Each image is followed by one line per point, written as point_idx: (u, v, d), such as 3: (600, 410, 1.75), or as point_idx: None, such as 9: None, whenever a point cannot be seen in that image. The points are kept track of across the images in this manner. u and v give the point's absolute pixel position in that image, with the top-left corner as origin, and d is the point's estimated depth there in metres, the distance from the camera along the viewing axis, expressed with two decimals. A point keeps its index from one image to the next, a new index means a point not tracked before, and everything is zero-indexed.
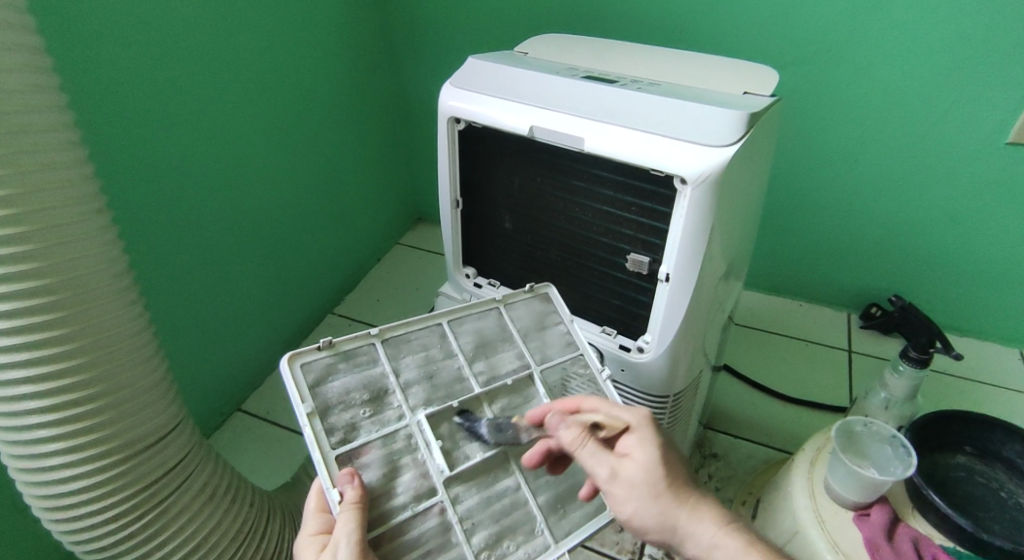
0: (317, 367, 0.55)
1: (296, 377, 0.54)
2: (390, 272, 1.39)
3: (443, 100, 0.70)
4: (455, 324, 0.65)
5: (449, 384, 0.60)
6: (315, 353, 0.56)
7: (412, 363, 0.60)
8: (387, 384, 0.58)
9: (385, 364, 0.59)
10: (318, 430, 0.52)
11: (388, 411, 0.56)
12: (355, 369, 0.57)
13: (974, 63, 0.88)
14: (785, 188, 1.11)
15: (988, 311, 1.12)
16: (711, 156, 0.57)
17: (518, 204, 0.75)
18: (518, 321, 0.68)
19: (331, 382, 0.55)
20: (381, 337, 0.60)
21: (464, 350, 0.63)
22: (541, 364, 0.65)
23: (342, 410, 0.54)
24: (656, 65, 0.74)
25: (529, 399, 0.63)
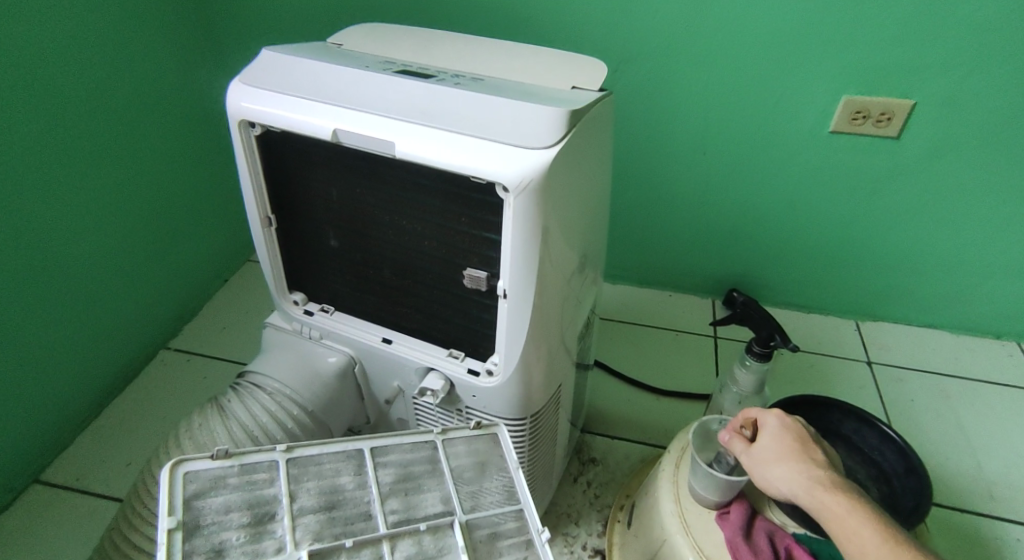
0: (201, 478, 0.41)
1: (173, 484, 0.40)
2: (239, 296, 1.33)
3: (232, 101, 0.60)
4: (386, 449, 0.47)
5: (350, 521, 0.41)
6: (207, 458, 0.42)
7: (312, 492, 0.42)
8: (273, 511, 0.41)
9: (283, 484, 0.42)
10: (174, 551, 0.37)
11: (267, 540, 0.39)
12: (244, 485, 0.42)
13: (794, 55, 0.92)
14: (638, 180, 1.13)
15: (824, 286, 1.23)
16: (531, 159, 0.50)
17: (341, 219, 0.67)
18: (457, 458, 0.47)
19: (211, 498, 0.40)
20: (287, 452, 0.44)
21: (382, 482, 0.44)
22: (468, 513, 0.43)
23: (215, 532, 0.39)
24: (485, 56, 0.66)
25: (442, 553, 0.41)
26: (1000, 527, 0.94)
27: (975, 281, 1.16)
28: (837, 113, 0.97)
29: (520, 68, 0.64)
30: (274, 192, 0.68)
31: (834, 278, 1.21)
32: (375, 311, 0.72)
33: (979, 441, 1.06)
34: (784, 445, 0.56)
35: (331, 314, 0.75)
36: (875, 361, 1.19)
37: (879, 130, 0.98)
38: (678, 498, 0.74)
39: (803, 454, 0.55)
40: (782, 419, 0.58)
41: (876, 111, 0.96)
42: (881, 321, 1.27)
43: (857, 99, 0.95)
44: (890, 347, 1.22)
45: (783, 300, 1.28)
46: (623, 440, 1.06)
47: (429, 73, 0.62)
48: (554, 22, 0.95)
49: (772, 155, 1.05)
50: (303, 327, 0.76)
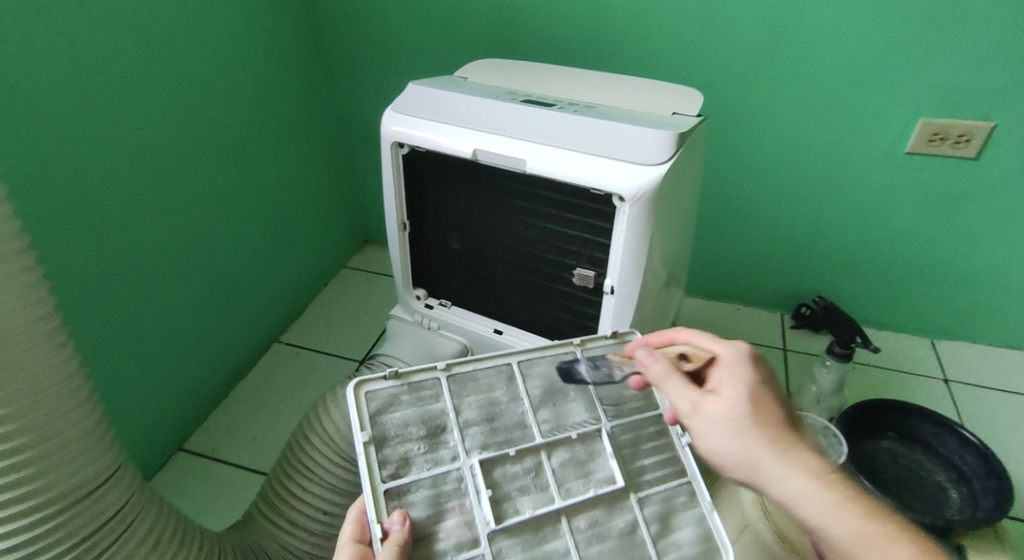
0: (381, 397, 0.51)
1: (360, 403, 0.50)
2: (337, 295, 1.42)
3: (386, 125, 0.73)
4: (528, 365, 0.57)
5: (510, 430, 0.52)
6: (382, 381, 0.52)
7: (473, 405, 0.53)
8: (445, 422, 0.51)
9: (448, 401, 0.53)
10: (372, 461, 0.48)
11: (442, 450, 0.50)
12: (416, 404, 0.52)
13: (872, 81, 0.98)
14: (716, 197, 1.20)
15: (900, 304, 1.25)
16: (645, 174, 0.59)
17: (465, 225, 0.78)
18: (595, 369, 0.58)
19: (392, 413, 0.50)
20: (447, 371, 0.54)
21: (531, 395, 0.55)
22: (612, 419, 0.55)
23: (399, 443, 0.49)
24: (593, 85, 0.76)
25: (593, 456, 0.53)
26: None
27: None
28: (913, 134, 1.02)
29: (626, 97, 0.74)
30: (409, 201, 0.80)
31: (911, 296, 1.23)
32: (488, 305, 0.83)
33: None
34: (766, 417, 0.45)
35: (448, 308, 0.87)
36: (952, 380, 1.20)
37: (957, 151, 1.02)
38: (758, 488, 0.80)
39: (773, 435, 0.44)
40: (741, 379, 0.48)
41: (953, 133, 1.00)
42: (958, 340, 1.27)
43: (933, 122, 1.00)
44: (968, 366, 1.22)
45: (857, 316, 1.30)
46: None
47: (549, 101, 0.72)
48: (642, 52, 1.05)
49: (849, 175, 1.10)
50: (425, 319, 0.88)
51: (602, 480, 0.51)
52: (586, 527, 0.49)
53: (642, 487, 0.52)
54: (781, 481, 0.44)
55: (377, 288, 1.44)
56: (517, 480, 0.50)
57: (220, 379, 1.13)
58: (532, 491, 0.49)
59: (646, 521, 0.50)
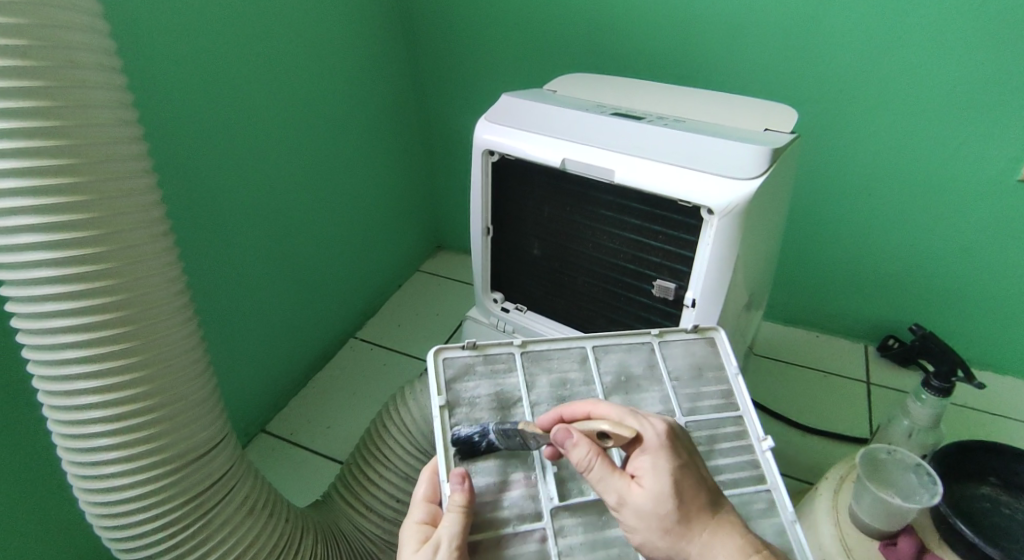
0: (458, 364, 0.54)
1: (438, 367, 0.53)
2: (411, 296, 1.48)
3: (478, 134, 0.76)
4: (602, 351, 0.58)
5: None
6: (459, 350, 0.55)
7: (545, 384, 0.54)
8: (517, 396, 0.53)
9: (521, 377, 0.54)
10: (446, 421, 0.50)
11: (511, 422, 0.51)
12: (490, 377, 0.54)
13: (987, 103, 0.92)
14: (803, 217, 1.16)
15: (1005, 344, 1.15)
16: (737, 188, 0.59)
17: (547, 232, 0.80)
18: (670, 361, 0.58)
19: (467, 382, 0.53)
20: (522, 348, 0.56)
21: (603, 381, 0.56)
22: (687, 416, 0.54)
23: (471, 410, 0.51)
24: (682, 101, 0.77)
25: None
26: None
27: None
28: None
29: (718, 112, 0.74)
30: (493, 207, 0.83)
31: (1020, 337, 1.13)
32: (563, 311, 0.85)
33: None
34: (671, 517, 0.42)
35: (524, 312, 0.89)
36: None
37: None
38: (839, 523, 0.76)
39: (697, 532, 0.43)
40: (659, 480, 0.43)
41: None
42: None
43: None
44: None
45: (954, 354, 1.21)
46: None
47: (639, 115, 0.73)
48: (732, 67, 1.03)
49: (954, 201, 1.03)
50: (500, 322, 0.91)
51: None
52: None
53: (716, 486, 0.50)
54: None
55: (448, 294, 1.48)
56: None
57: (301, 367, 1.20)
58: None
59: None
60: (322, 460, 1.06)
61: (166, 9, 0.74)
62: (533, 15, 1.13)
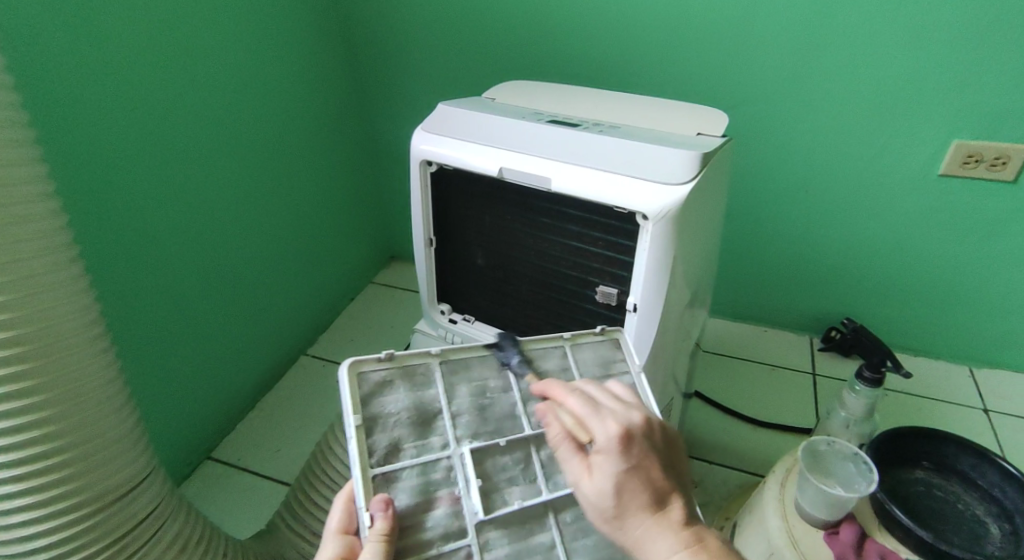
0: (373, 381, 0.50)
1: (352, 385, 0.49)
2: (364, 309, 1.45)
3: (415, 144, 0.75)
4: (519, 356, 0.57)
5: (500, 420, 0.52)
6: (376, 362, 0.51)
7: (466, 393, 0.53)
8: (438, 409, 0.51)
9: (441, 387, 0.52)
10: (362, 444, 0.47)
11: (432, 437, 0.49)
12: (409, 389, 0.51)
13: (903, 101, 0.97)
14: (743, 217, 1.19)
15: (935, 330, 1.22)
16: (669, 193, 0.60)
17: (489, 242, 0.80)
18: (583, 363, 0.59)
19: (384, 398, 0.50)
20: (441, 357, 0.54)
21: (522, 388, 0.55)
22: None
23: (388, 429, 0.48)
24: (618, 107, 0.77)
25: None
26: None
27: None
28: (946, 156, 1.00)
29: (650, 117, 0.75)
30: (436, 218, 0.82)
31: (948, 322, 1.19)
32: (511, 320, 0.85)
33: None
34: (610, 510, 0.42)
35: (473, 323, 0.88)
36: (992, 410, 1.15)
37: (994, 173, 1.00)
38: (785, 515, 0.78)
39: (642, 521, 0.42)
40: (603, 475, 0.42)
41: (989, 156, 0.98)
42: (997, 370, 1.23)
43: (967, 144, 0.98)
44: (1009, 397, 1.18)
45: (891, 342, 1.27)
46: (719, 465, 1.07)
47: (575, 122, 0.74)
48: (666, 72, 1.06)
49: (881, 196, 1.08)
50: (448, 333, 0.90)
51: None
52: (573, 520, 0.49)
53: None
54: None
55: (401, 305, 1.46)
56: (506, 470, 0.50)
57: (247, 388, 1.16)
58: (521, 483, 0.49)
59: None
60: (270, 484, 1.02)
61: (72, 19, 0.71)
62: (472, 22, 1.13)
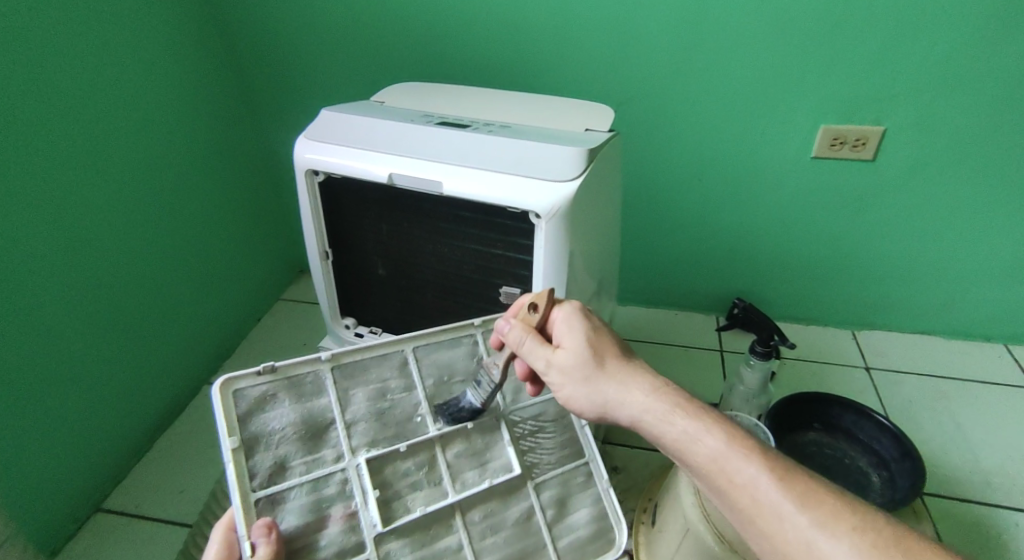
0: (252, 396, 0.51)
1: (228, 406, 0.49)
2: (273, 327, 1.37)
3: (299, 153, 0.71)
4: (422, 353, 0.59)
5: (401, 423, 0.55)
6: (255, 379, 0.51)
7: (362, 399, 0.54)
8: (330, 418, 0.53)
9: (332, 396, 0.54)
10: (242, 465, 0.48)
11: (324, 450, 0.52)
12: (295, 401, 0.52)
13: (775, 91, 1.04)
14: (643, 208, 1.24)
15: (822, 299, 1.32)
16: (558, 190, 0.60)
17: (389, 250, 0.77)
18: (491, 356, 0.61)
19: (266, 414, 0.51)
20: (333, 363, 0.55)
21: (424, 385, 0.57)
22: (510, 408, 0.59)
23: (272, 448, 0.50)
24: (508, 108, 0.77)
25: (489, 446, 0.57)
26: (997, 513, 1.01)
27: (962, 288, 1.26)
28: (817, 140, 1.09)
29: (542, 116, 0.75)
30: (329, 228, 0.78)
31: (834, 290, 1.30)
32: (418, 329, 0.82)
33: (975, 436, 1.14)
34: (584, 363, 0.51)
35: (379, 334, 0.86)
36: (872, 368, 1.27)
37: (856, 154, 1.09)
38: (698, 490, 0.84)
39: (605, 370, 0.51)
40: (576, 333, 0.53)
41: (852, 137, 1.07)
42: (878, 330, 1.35)
43: (833, 127, 1.07)
44: (887, 354, 1.30)
45: (787, 313, 1.36)
46: (639, 449, 1.13)
47: (464, 123, 0.73)
48: (559, 71, 1.08)
49: (765, 179, 1.15)
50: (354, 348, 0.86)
51: (499, 468, 0.56)
52: (480, 519, 0.54)
53: (540, 473, 0.58)
54: (627, 407, 0.50)
55: (314, 319, 1.39)
56: (407, 476, 0.53)
57: (139, 428, 1.06)
58: (424, 487, 0.53)
59: (542, 506, 0.56)
60: (168, 529, 0.94)
61: None
62: (362, 22, 1.09)
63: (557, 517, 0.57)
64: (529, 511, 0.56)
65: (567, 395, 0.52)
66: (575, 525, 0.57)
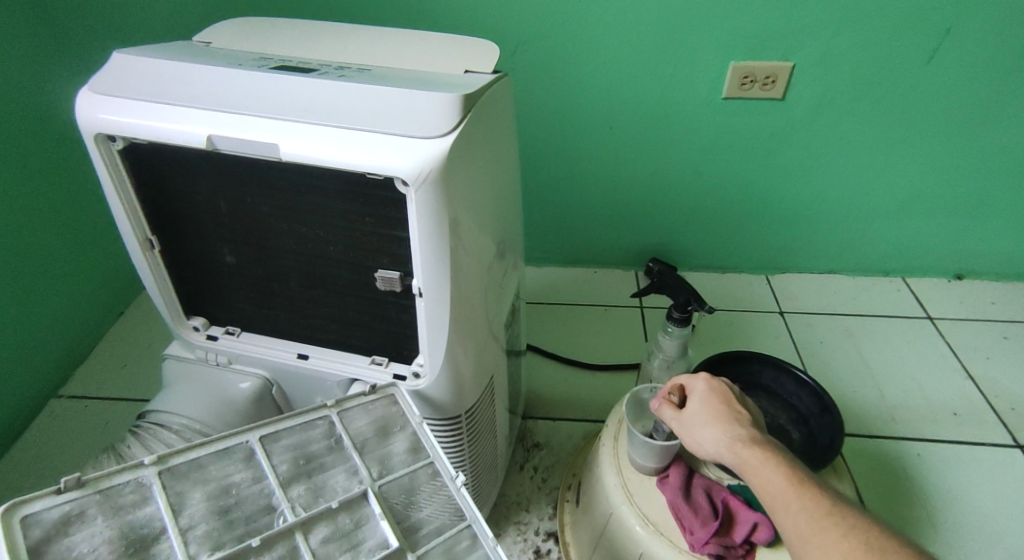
0: (49, 519, 0.40)
1: (13, 537, 0.38)
2: (138, 325, 1.18)
3: (82, 113, 0.53)
4: (270, 440, 0.50)
5: (251, 518, 0.45)
6: (50, 499, 0.41)
7: (199, 499, 0.44)
8: (160, 527, 0.42)
9: (160, 501, 0.43)
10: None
11: None
12: (111, 515, 0.42)
13: (682, 26, 0.95)
14: (550, 161, 1.13)
15: (737, 246, 1.29)
16: (427, 150, 0.48)
17: (232, 233, 0.62)
18: (356, 426, 0.53)
19: (70, 537, 0.40)
20: (157, 467, 0.45)
21: (277, 472, 0.48)
22: (379, 478, 0.49)
23: None
24: (368, 49, 0.62)
25: (359, 525, 0.46)
26: (904, 447, 1.03)
27: (866, 225, 1.26)
28: (727, 79, 1.01)
29: (409, 57, 0.61)
30: (150, 210, 0.61)
31: (747, 236, 1.27)
32: (285, 326, 0.68)
33: (880, 371, 1.16)
34: (702, 406, 0.59)
35: (237, 335, 0.70)
36: (786, 311, 1.27)
37: (766, 93, 1.03)
38: (621, 470, 0.77)
39: (719, 412, 0.58)
40: (704, 379, 0.62)
41: (761, 75, 1.01)
42: (790, 273, 1.35)
43: (742, 65, 0.99)
44: (799, 296, 1.30)
45: (704, 262, 1.33)
46: (562, 420, 1.06)
47: (309, 66, 0.57)
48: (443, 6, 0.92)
49: (675, 124, 1.07)
50: (208, 353, 0.71)
51: (374, 547, 0.45)
52: None
53: (420, 543, 0.46)
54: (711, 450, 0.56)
55: None
56: None
57: None
58: None
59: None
60: None
61: None
62: None
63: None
64: None
65: (684, 441, 0.59)
66: None
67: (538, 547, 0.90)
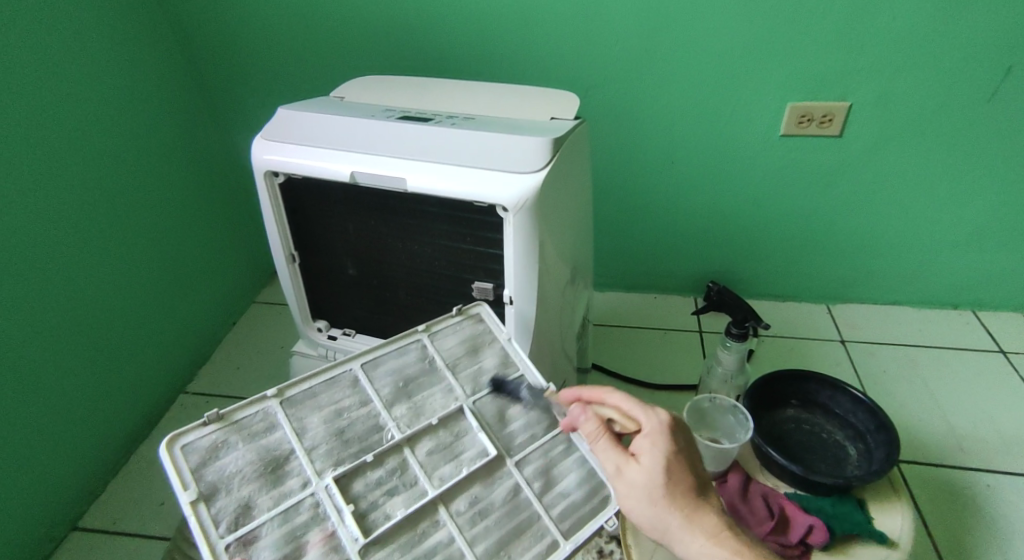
0: (202, 446, 0.51)
1: (177, 460, 0.49)
2: (249, 333, 1.34)
3: (257, 155, 0.69)
4: (371, 368, 0.60)
5: (364, 437, 0.54)
6: (199, 430, 0.51)
7: (318, 423, 0.55)
8: (289, 449, 0.52)
9: (286, 427, 0.54)
10: (204, 517, 0.47)
11: (289, 481, 0.50)
12: (248, 441, 0.52)
13: (742, 71, 1.04)
14: (617, 193, 1.23)
15: (797, 275, 1.34)
16: (524, 182, 0.59)
17: (356, 249, 0.75)
18: (444, 350, 0.63)
19: (219, 459, 0.50)
20: (278, 397, 0.55)
21: (382, 394, 0.58)
22: (472, 396, 0.59)
23: (232, 490, 0.49)
24: (470, 100, 0.76)
25: (460, 436, 0.56)
26: (971, 477, 1.04)
27: (931, 256, 1.28)
28: (784, 118, 1.09)
29: (504, 106, 0.74)
30: (294, 230, 0.76)
31: (807, 266, 1.32)
32: (392, 328, 0.81)
33: (946, 401, 1.17)
34: (678, 486, 0.53)
35: (352, 336, 0.84)
36: (847, 340, 1.29)
37: (823, 130, 1.10)
38: None
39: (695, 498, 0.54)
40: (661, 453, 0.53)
41: (818, 114, 1.08)
42: (852, 303, 1.37)
43: (799, 105, 1.07)
44: (861, 326, 1.33)
45: (764, 291, 1.38)
46: None
47: (426, 116, 0.71)
48: (526, 61, 1.06)
49: (735, 158, 1.15)
50: (328, 351, 0.85)
51: (474, 455, 0.54)
52: (466, 507, 0.51)
53: (518, 451, 0.55)
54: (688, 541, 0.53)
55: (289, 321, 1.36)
56: (381, 484, 0.51)
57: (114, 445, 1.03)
58: (401, 490, 0.51)
59: (528, 481, 0.53)
60: (147, 543, 0.93)
61: None
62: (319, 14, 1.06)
63: (544, 491, 0.53)
64: (516, 487, 0.52)
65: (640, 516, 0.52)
66: (567, 492, 0.53)
67: (603, 547, 0.97)
